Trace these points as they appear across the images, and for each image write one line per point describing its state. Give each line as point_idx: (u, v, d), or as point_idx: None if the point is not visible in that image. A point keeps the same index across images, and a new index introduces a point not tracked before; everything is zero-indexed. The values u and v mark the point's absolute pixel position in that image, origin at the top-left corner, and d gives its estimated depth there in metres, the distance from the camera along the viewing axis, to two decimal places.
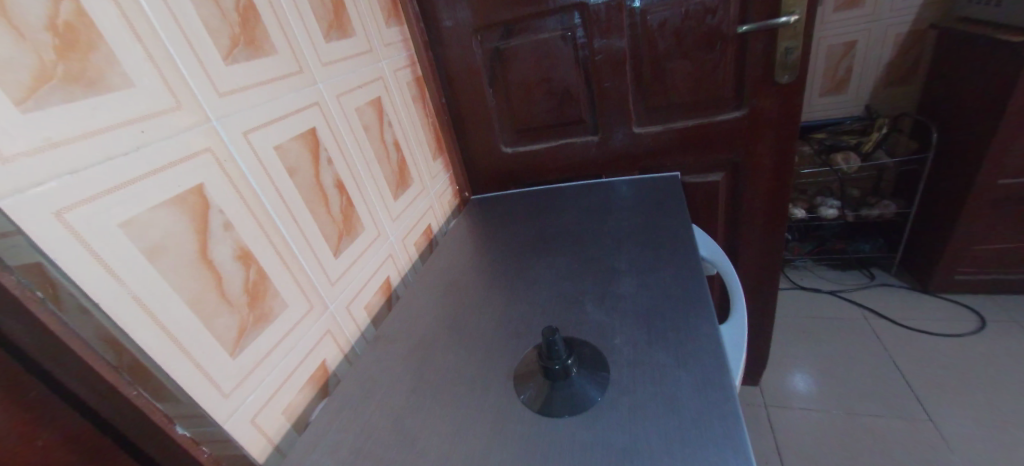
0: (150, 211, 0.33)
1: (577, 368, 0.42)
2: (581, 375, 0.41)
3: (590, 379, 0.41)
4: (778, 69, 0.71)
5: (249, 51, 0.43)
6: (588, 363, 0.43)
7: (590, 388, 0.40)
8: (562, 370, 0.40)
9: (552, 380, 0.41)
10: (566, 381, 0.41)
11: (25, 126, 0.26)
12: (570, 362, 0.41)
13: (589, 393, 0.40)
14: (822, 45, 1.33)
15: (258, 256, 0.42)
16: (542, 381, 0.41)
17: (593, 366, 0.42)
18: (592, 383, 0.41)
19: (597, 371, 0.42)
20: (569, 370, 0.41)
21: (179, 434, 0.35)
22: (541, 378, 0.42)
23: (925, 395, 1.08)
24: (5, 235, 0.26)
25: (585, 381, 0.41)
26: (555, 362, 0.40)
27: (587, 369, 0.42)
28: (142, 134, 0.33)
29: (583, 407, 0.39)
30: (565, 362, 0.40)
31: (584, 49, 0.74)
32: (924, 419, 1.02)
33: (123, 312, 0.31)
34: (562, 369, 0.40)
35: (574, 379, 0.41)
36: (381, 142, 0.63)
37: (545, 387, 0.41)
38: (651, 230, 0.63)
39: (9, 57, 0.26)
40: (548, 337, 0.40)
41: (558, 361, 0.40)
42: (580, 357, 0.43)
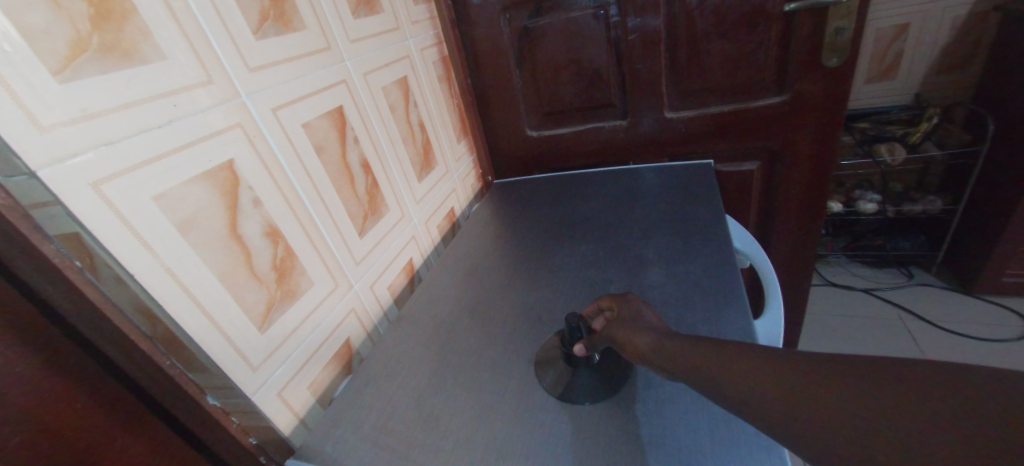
0: (183, 185, 0.33)
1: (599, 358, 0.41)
2: (604, 367, 0.41)
3: (612, 371, 0.40)
4: (825, 51, 0.67)
5: (278, 26, 0.42)
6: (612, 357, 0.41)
7: (606, 379, 0.39)
8: (582, 360, 0.40)
9: (573, 367, 0.40)
10: (586, 372, 0.40)
11: (63, 96, 0.27)
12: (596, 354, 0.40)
13: (609, 384, 0.39)
14: (871, 27, 1.25)
15: (287, 233, 0.42)
16: (563, 368, 0.41)
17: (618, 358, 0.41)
18: (610, 375, 0.40)
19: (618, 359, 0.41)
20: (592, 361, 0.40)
21: (211, 404, 0.36)
22: (562, 365, 0.41)
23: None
24: (46, 204, 0.27)
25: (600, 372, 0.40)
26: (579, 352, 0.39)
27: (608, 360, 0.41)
28: (175, 108, 0.33)
29: (598, 397, 0.38)
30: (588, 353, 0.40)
31: (617, 28, 0.71)
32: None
33: (157, 282, 0.31)
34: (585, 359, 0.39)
35: (591, 368, 0.40)
36: (406, 122, 0.63)
37: (566, 374, 0.40)
38: (681, 219, 0.61)
39: (45, 26, 0.26)
40: (571, 324, 0.40)
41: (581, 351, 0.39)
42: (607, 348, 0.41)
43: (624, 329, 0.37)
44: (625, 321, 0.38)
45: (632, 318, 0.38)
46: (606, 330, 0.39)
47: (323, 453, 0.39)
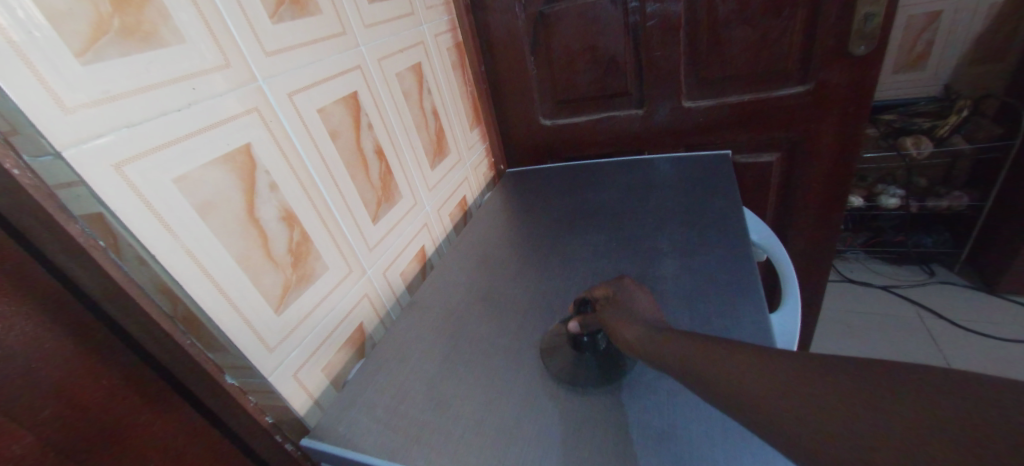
0: (201, 168, 0.34)
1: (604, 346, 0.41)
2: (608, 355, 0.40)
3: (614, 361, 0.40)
4: (853, 38, 0.64)
5: (295, 10, 0.42)
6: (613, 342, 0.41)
7: (606, 370, 0.40)
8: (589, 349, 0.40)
9: (578, 350, 0.41)
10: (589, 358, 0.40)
11: (86, 78, 0.27)
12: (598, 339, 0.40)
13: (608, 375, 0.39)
14: (901, 15, 1.20)
15: (302, 218, 0.43)
16: (568, 352, 0.42)
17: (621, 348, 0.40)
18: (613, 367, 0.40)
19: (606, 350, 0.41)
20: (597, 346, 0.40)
21: (229, 384, 0.37)
22: (567, 349, 0.42)
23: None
24: (71, 184, 0.28)
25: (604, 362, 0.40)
26: (584, 333, 0.40)
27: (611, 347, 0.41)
28: (193, 91, 0.33)
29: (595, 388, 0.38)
30: (591, 340, 0.40)
31: (635, 13, 0.69)
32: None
33: (177, 263, 0.32)
34: (586, 343, 0.40)
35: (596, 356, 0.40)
36: (420, 109, 0.62)
37: (570, 358, 0.41)
38: (696, 210, 0.60)
39: (69, 8, 0.26)
40: (579, 304, 0.43)
41: (585, 332, 0.40)
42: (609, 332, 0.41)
43: (620, 317, 0.36)
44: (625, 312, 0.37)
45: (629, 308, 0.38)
46: (597, 312, 0.39)
47: (337, 434, 0.39)
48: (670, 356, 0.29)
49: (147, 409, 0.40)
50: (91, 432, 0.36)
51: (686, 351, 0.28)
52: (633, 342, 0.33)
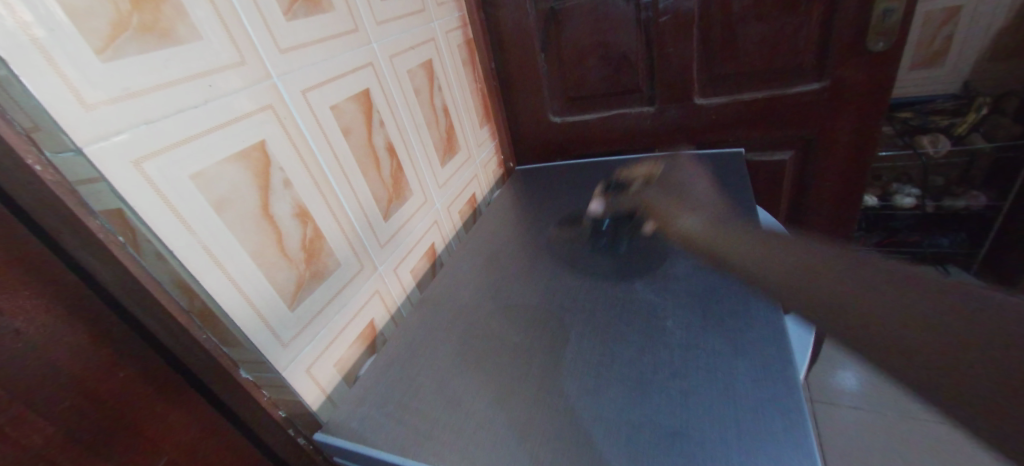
0: (218, 165, 0.34)
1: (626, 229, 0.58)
2: (633, 228, 0.58)
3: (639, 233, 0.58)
4: (870, 34, 0.63)
5: (308, 7, 0.42)
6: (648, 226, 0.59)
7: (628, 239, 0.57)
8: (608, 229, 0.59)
9: (592, 232, 0.60)
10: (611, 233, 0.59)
11: (107, 75, 0.27)
12: (622, 219, 0.60)
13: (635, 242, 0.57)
14: (920, 10, 1.17)
15: (315, 215, 0.43)
16: (584, 231, 0.61)
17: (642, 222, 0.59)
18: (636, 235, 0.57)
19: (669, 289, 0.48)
20: (620, 223, 0.59)
21: (243, 377, 0.38)
22: (584, 229, 0.61)
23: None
24: (92, 180, 0.28)
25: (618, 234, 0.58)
26: (601, 219, 0.61)
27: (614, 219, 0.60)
28: (210, 88, 0.33)
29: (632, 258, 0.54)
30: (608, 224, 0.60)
31: (648, 9, 0.69)
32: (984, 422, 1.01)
33: (194, 259, 0.32)
34: (608, 224, 0.60)
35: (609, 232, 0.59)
36: (430, 106, 0.62)
37: (585, 235, 0.60)
38: (708, 209, 0.60)
39: (88, 5, 0.26)
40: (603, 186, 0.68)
41: (601, 220, 0.61)
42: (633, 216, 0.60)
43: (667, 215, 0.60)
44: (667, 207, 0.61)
45: (676, 207, 0.61)
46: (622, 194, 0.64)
47: (351, 429, 0.40)
48: (713, 240, 0.54)
49: (162, 402, 0.41)
50: (111, 425, 0.37)
51: (720, 236, 0.54)
52: (689, 232, 0.56)
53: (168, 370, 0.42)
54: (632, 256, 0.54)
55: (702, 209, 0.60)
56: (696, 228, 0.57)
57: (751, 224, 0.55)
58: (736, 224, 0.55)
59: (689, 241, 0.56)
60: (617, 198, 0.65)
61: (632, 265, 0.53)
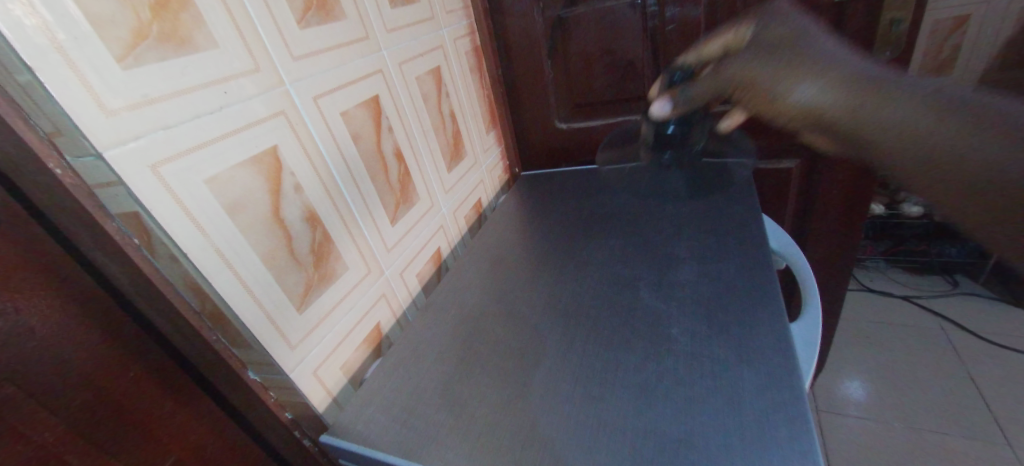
0: (231, 169, 0.35)
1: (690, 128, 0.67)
2: (695, 131, 0.68)
3: (699, 132, 0.68)
4: (879, 43, 0.63)
5: (321, 15, 0.43)
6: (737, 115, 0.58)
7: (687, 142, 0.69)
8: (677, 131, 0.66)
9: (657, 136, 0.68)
10: (678, 137, 0.67)
11: (126, 82, 0.28)
12: (690, 117, 0.64)
13: (692, 146, 0.70)
14: (927, 19, 1.17)
15: (325, 219, 0.43)
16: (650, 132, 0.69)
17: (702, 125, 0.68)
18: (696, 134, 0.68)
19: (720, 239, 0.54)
20: (687, 127, 0.66)
21: (251, 379, 0.39)
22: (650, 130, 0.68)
23: (992, 399, 1.07)
24: (110, 184, 0.29)
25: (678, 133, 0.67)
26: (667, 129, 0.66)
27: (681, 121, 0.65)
28: (225, 95, 0.34)
29: (688, 161, 0.71)
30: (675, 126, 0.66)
31: (654, 18, 0.69)
32: (993, 432, 1.00)
33: (207, 261, 0.33)
34: (676, 128, 0.66)
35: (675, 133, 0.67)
36: (438, 112, 0.63)
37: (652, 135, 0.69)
38: (714, 216, 0.60)
39: (110, 14, 0.27)
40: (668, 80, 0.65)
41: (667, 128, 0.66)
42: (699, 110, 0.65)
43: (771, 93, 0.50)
44: (772, 80, 0.50)
45: (783, 73, 0.49)
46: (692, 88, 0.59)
47: (356, 431, 0.40)
48: (846, 111, 0.44)
49: (172, 402, 0.42)
50: (118, 424, 0.38)
51: (857, 104, 0.43)
52: (807, 110, 0.47)
53: (178, 370, 0.42)
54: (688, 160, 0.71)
55: (823, 67, 0.47)
56: (813, 100, 0.47)
57: (891, 80, 0.43)
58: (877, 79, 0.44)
59: (807, 122, 0.48)
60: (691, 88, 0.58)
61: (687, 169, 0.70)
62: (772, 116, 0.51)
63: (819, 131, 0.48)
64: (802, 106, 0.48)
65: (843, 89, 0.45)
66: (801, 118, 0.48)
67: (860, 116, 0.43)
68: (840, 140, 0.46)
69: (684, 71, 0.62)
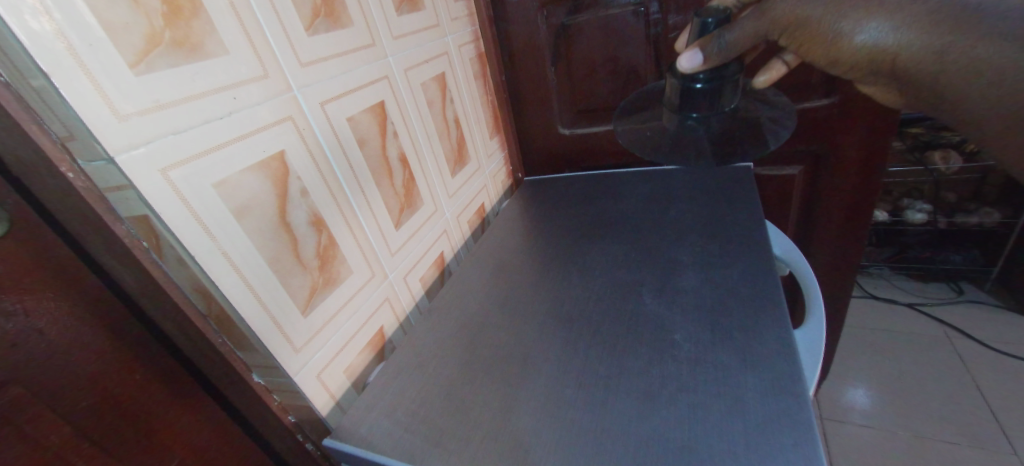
0: (239, 174, 0.35)
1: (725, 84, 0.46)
2: (729, 89, 0.47)
3: (731, 93, 0.49)
4: None
5: (329, 23, 0.44)
6: (778, 65, 0.44)
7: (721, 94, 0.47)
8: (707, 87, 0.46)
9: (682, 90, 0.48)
10: (708, 95, 0.47)
11: (139, 88, 0.29)
12: (725, 72, 0.45)
13: (722, 108, 0.50)
14: None
15: (330, 223, 0.44)
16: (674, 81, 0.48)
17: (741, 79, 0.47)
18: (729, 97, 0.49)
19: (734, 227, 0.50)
20: (719, 85, 0.46)
21: (255, 382, 0.39)
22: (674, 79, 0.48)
23: (999, 408, 1.06)
24: (121, 188, 0.29)
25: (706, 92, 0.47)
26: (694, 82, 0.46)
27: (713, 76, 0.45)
28: (234, 100, 0.35)
29: (713, 123, 0.53)
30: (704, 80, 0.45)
31: (657, 25, 0.70)
32: (1001, 441, 0.99)
33: (215, 265, 0.33)
34: (706, 84, 0.46)
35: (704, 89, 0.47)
36: (442, 118, 0.64)
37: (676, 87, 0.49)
38: (717, 222, 0.60)
39: (125, 22, 0.28)
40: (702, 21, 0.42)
41: (696, 80, 0.46)
42: (738, 64, 0.45)
43: (826, 33, 0.38)
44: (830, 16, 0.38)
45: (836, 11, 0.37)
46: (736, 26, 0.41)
47: (359, 435, 0.40)
48: (921, 53, 0.34)
49: (177, 405, 0.42)
50: (122, 427, 0.38)
51: (927, 43, 0.34)
52: (870, 53, 0.37)
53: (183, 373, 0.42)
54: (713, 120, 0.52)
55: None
56: (883, 40, 0.36)
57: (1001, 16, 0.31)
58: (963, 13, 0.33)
59: (867, 67, 0.38)
60: (730, 29, 0.41)
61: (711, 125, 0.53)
62: (829, 63, 0.40)
63: (887, 76, 0.38)
64: (869, 49, 0.37)
65: (927, 23, 0.34)
66: (867, 62, 0.38)
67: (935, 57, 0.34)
68: (906, 85, 0.37)
69: (723, 13, 0.43)
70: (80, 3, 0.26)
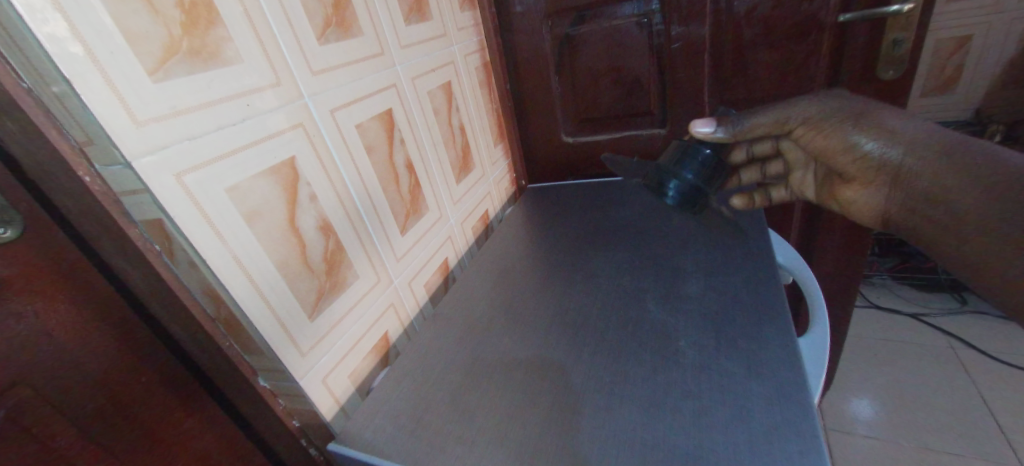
0: (250, 179, 0.36)
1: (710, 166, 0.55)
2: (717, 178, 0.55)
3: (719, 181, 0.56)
4: (881, 63, 0.68)
5: (340, 32, 0.44)
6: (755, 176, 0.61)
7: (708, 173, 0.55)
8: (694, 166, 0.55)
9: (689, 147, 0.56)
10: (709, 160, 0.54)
11: (157, 94, 0.29)
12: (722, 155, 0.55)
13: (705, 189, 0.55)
14: (930, 38, 1.19)
15: (338, 228, 0.44)
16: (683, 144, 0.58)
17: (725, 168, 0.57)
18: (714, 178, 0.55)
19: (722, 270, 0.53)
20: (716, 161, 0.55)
21: (261, 386, 0.40)
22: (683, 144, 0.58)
23: (1005, 419, 1.05)
24: (136, 191, 0.30)
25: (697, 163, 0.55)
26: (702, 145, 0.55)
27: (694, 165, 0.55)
28: (247, 107, 0.35)
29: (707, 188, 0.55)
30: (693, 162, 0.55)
31: (660, 35, 0.71)
32: (1008, 453, 0.98)
33: (224, 268, 0.34)
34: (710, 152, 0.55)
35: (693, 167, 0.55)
36: (448, 125, 0.64)
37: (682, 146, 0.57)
38: (720, 231, 0.60)
39: (145, 30, 0.29)
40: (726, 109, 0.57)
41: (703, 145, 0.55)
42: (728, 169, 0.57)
43: (842, 142, 0.51)
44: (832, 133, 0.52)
45: (850, 126, 0.51)
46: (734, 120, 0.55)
47: (364, 440, 0.40)
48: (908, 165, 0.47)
49: (181, 409, 0.42)
50: (127, 430, 0.38)
51: (928, 159, 0.45)
52: (875, 162, 0.49)
53: (189, 378, 0.43)
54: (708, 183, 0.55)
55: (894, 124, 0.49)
56: (884, 153, 0.48)
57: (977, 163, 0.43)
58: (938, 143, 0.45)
59: (873, 172, 0.50)
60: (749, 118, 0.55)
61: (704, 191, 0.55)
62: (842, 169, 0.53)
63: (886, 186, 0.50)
64: (873, 158, 0.49)
65: (931, 145, 0.46)
66: (874, 170, 0.50)
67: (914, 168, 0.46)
68: (903, 192, 0.48)
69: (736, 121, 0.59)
70: (102, 10, 0.26)
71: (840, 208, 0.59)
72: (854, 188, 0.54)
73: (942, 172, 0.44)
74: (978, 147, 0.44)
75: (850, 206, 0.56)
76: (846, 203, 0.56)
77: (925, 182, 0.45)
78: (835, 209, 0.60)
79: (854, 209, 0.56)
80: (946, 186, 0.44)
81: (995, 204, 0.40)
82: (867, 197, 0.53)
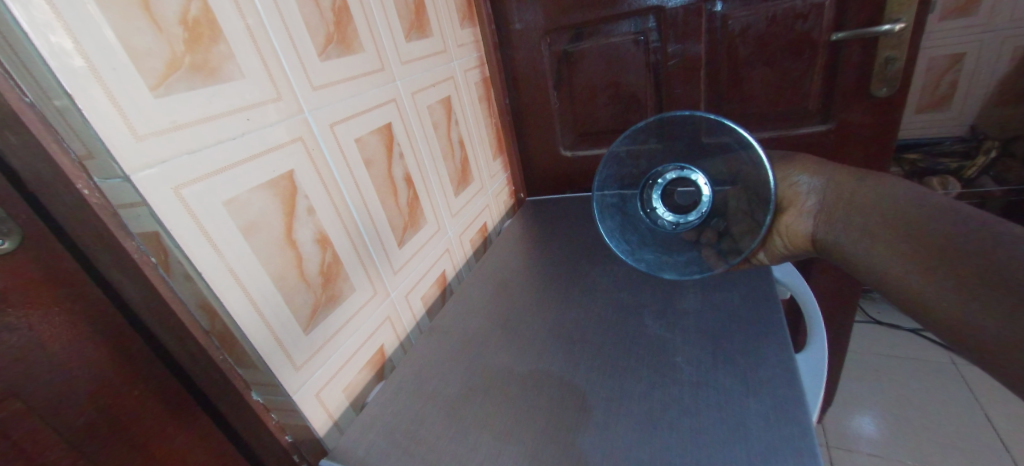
0: (249, 193, 0.36)
1: (707, 234, 0.50)
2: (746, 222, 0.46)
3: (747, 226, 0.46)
4: (875, 81, 0.68)
5: (341, 48, 0.45)
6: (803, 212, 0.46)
7: (718, 213, 0.49)
8: (692, 223, 0.51)
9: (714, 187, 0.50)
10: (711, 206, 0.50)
11: (157, 108, 0.30)
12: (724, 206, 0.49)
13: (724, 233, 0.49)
14: (923, 56, 1.22)
15: (335, 241, 0.44)
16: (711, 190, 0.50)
17: (734, 256, 0.47)
18: (729, 239, 0.48)
19: (720, 286, 0.53)
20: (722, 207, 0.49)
21: (254, 400, 0.39)
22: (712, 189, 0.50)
23: (1009, 437, 1.03)
24: (134, 204, 0.30)
25: (671, 240, 0.53)
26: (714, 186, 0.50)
27: (662, 246, 0.53)
28: (248, 121, 0.36)
29: (731, 207, 0.48)
30: (674, 216, 0.53)
31: (657, 52, 0.73)
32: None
33: (219, 281, 0.34)
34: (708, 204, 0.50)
35: (684, 228, 0.52)
36: (447, 139, 0.65)
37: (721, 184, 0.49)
38: None
39: (148, 47, 0.29)
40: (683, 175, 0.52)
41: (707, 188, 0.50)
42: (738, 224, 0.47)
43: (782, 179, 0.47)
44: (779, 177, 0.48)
45: (785, 166, 0.47)
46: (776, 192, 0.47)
47: (357, 456, 0.40)
48: (836, 198, 0.43)
49: (173, 422, 0.41)
50: (118, 444, 0.37)
51: (842, 190, 0.43)
52: (805, 197, 0.46)
53: (183, 391, 0.42)
54: (740, 215, 0.47)
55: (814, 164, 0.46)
56: (817, 187, 0.45)
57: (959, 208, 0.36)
58: (846, 183, 0.43)
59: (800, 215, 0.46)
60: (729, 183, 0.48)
61: (753, 188, 0.45)
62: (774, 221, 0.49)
63: (827, 225, 0.44)
64: (800, 190, 0.46)
65: (841, 174, 0.44)
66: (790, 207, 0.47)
67: (844, 199, 0.43)
68: (830, 233, 0.43)
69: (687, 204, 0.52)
70: (106, 28, 0.27)
71: (784, 245, 0.49)
72: (789, 214, 0.47)
73: (856, 201, 0.41)
74: (877, 182, 0.42)
75: (789, 238, 0.48)
76: (785, 235, 0.48)
77: (816, 222, 0.45)
78: (780, 251, 0.50)
79: (793, 242, 0.48)
80: (858, 219, 0.41)
81: (884, 235, 0.38)
82: (801, 223, 0.46)
